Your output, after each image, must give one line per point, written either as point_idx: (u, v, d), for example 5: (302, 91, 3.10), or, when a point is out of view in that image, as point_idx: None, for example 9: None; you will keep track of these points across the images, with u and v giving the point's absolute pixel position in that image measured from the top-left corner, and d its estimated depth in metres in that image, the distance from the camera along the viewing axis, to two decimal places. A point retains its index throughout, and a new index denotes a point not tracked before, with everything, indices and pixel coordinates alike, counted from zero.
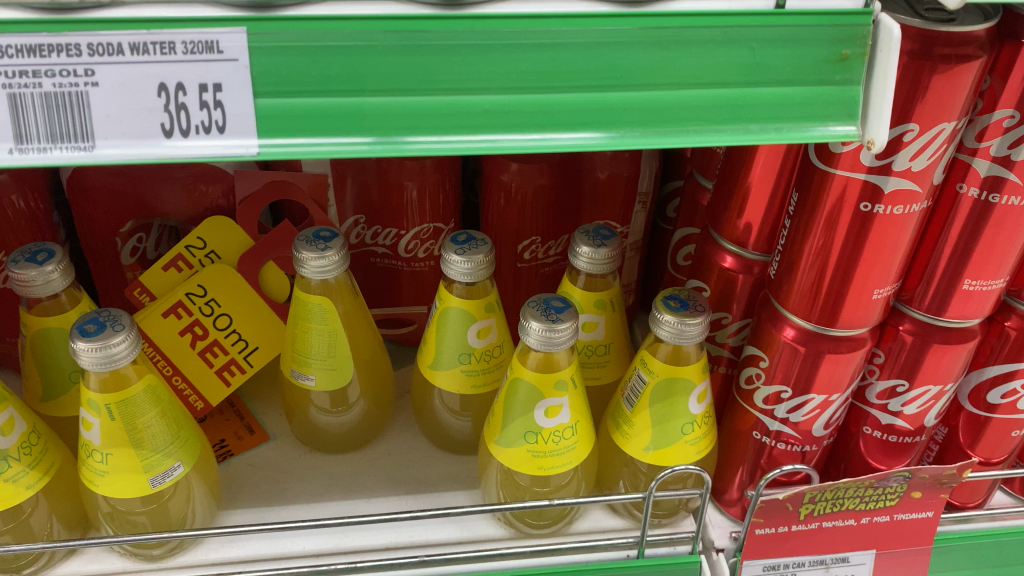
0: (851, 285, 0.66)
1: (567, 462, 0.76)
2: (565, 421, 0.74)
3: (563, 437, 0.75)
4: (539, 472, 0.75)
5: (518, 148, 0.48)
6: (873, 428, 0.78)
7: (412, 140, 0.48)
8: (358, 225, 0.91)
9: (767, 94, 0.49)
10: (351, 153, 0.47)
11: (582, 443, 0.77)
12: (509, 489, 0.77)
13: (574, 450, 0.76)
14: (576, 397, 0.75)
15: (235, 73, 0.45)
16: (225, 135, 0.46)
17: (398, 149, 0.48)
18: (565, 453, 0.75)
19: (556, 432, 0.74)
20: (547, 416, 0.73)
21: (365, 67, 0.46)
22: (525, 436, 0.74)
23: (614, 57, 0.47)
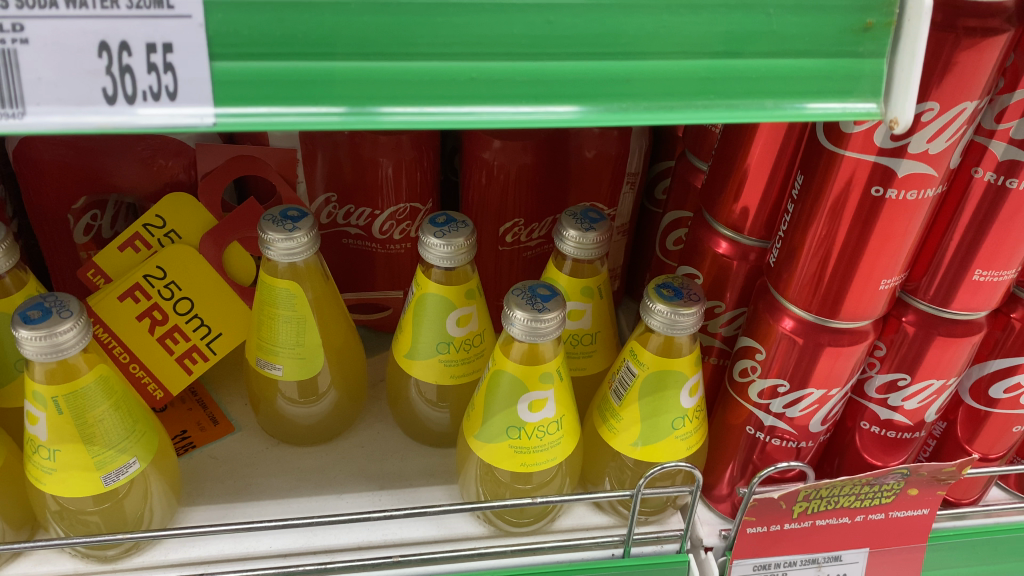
0: (855, 275, 0.62)
1: (551, 458, 0.71)
2: (550, 415, 0.70)
3: (548, 432, 0.70)
4: (521, 468, 0.71)
5: (501, 123, 0.43)
6: (871, 423, 0.75)
7: (388, 111, 0.43)
8: (329, 204, 0.85)
9: (783, 66, 0.45)
10: (320, 124, 0.42)
11: (568, 438, 0.72)
12: (488, 485, 0.73)
13: (559, 446, 0.71)
14: (561, 390, 0.71)
15: (188, 32, 0.39)
16: (177, 103, 0.41)
17: (374, 121, 0.43)
18: (549, 449, 0.71)
19: (540, 427, 0.70)
20: (531, 412, 0.69)
21: (336, 28, 0.41)
22: (506, 431, 0.70)
23: (616, 21, 0.43)
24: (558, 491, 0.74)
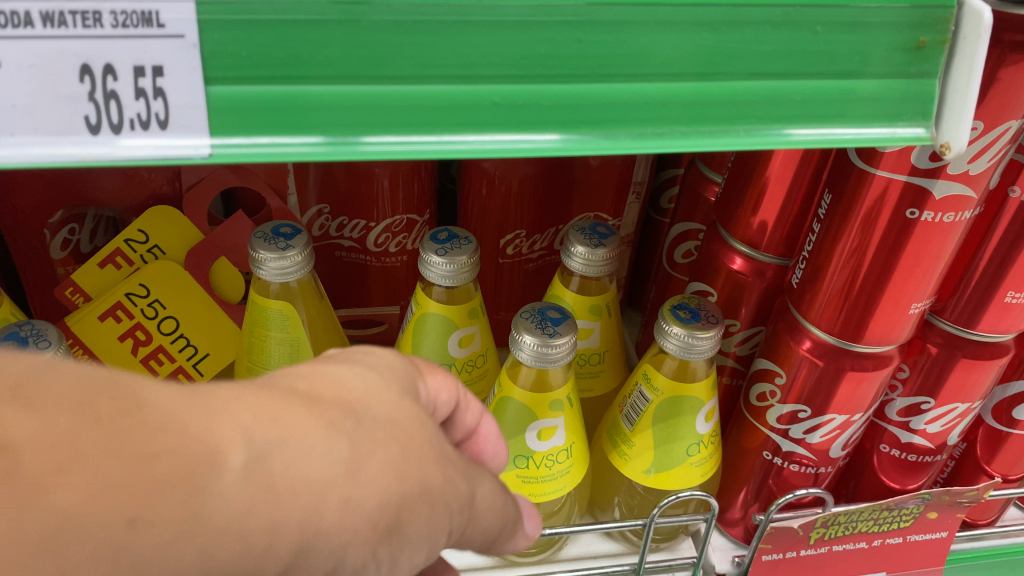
0: (883, 297, 0.59)
1: (560, 488, 0.68)
2: (560, 443, 0.66)
3: (557, 461, 0.67)
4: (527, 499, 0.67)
5: (494, 154, 0.39)
6: (891, 446, 0.72)
7: (367, 141, 0.38)
8: (321, 215, 0.81)
9: (828, 87, 0.41)
10: (306, 157, 0.38)
11: (577, 466, 0.69)
12: None
13: (567, 475, 0.68)
14: (572, 417, 0.67)
15: (181, 54, 0.35)
16: (168, 132, 0.36)
17: (351, 152, 0.38)
18: (558, 478, 0.67)
19: (548, 456, 0.66)
20: (540, 440, 0.66)
21: (346, 48, 0.37)
22: (514, 460, 0.66)
23: (652, 40, 0.39)
24: (567, 520, 0.71)
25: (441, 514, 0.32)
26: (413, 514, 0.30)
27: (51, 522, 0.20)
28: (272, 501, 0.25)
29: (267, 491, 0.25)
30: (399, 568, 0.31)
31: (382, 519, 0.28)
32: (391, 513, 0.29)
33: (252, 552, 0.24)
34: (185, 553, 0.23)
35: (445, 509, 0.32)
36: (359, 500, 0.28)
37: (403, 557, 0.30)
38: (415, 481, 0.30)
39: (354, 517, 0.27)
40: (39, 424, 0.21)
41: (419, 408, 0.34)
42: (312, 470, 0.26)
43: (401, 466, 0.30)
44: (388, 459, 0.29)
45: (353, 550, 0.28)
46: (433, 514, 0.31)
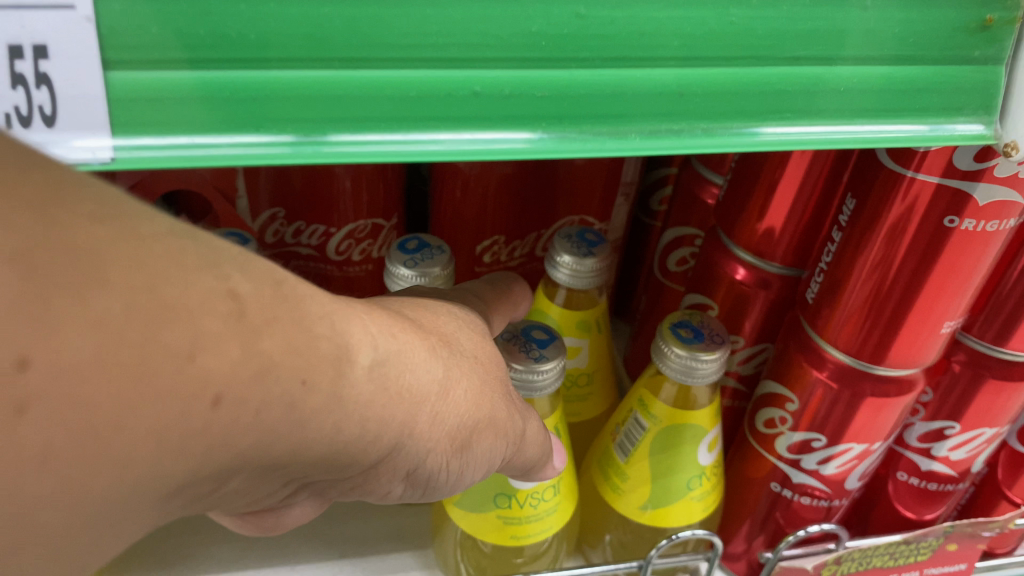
0: (909, 316, 0.52)
1: (545, 529, 0.61)
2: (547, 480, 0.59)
3: (544, 500, 0.59)
4: (510, 541, 0.60)
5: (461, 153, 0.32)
6: (909, 474, 0.65)
7: (333, 138, 0.31)
8: (275, 220, 0.72)
9: (875, 76, 0.34)
10: (263, 159, 0.30)
11: (565, 503, 0.62)
12: (470, 555, 0.62)
13: (553, 514, 0.61)
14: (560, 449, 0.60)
15: (69, 29, 0.27)
16: (55, 130, 0.28)
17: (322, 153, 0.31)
18: (542, 519, 0.60)
19: (531, 497, 0.59)
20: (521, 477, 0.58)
21: (286, 24, 0.29)
22: (495, 499, 0.59)
23: (667, 16, 0.31)
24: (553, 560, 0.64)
25: (494, 439, 0.40)
26: (478, 431, 0.38)
27: (261, 359, 0.26)
28: (391, 403, 0.32)
29: (386, 399, 0.31)
30: (461, 471, 0.39)
31: (454, 431, 0.36)
32: (464, 428, 0.37)
33: (366, 444, 0.31)
34: (319, 431, 0.29)
35: (497, 435, 0.40)
36: (444, 412, 0.35)
37: (465, 463, 0.39)
38: (486, 409, 0.38)
39: (439, 427, 0.35)
40: (253, 286, 0.26)
41: (486, 349, 0.40)
42: (416, 381, 0.33)
43: (480, 393, 0.38)
44: (470, 389, 0.37)
45: (434, 449, 0.36)
46: (491, 439, 0.39)
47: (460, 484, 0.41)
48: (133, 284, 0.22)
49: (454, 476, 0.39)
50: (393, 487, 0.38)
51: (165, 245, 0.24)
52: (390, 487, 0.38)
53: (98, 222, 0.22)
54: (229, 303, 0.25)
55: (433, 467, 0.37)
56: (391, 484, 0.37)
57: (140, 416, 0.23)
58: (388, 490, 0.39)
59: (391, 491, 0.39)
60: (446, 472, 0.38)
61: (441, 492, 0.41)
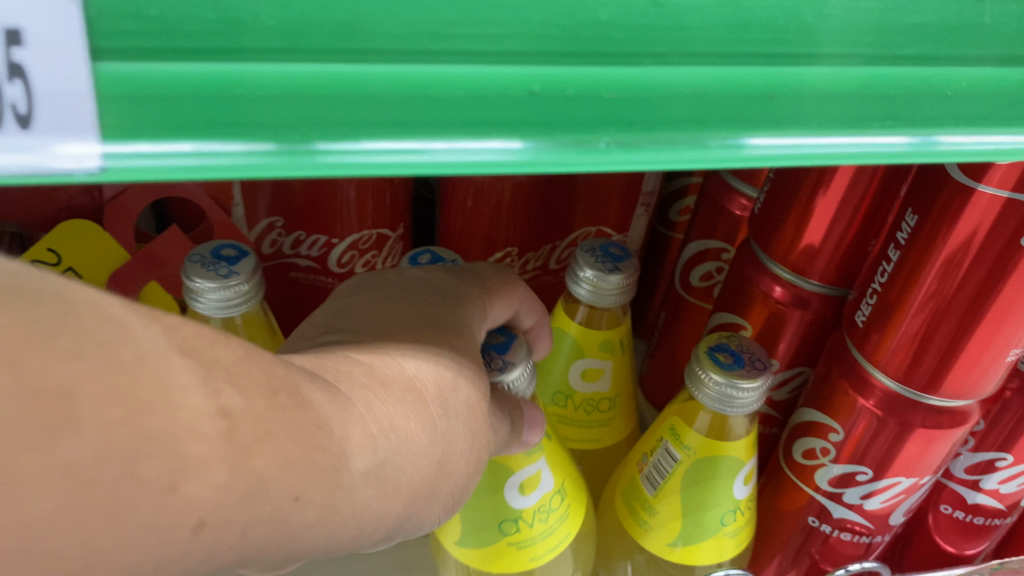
0: (971, 345, 0.48)
1: (559, 543, 0.57)
2: (548, 488, 0.55)
3: (551, 510, 0.55)
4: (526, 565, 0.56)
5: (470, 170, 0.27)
6: (954, 507, 0.61)
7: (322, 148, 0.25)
8: (273, 230, 0.67)
9: (985, 78, 0.29)
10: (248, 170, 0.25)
11: (573, 511, 0.58)
12: None
13: (562, 526, 0.56)
14: (552, 455, 0.56)
15: (46, 8, 0.22)
16: (33, 134, 0.23)
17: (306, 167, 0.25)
18: (554, 533, 0.56)
19: (534, 514, 0.54)
20: (521, 495, 0.53)
21: (308, 8, 0.23)
22: (501, 526, 0.54)
23: (757, 6, 0.26)
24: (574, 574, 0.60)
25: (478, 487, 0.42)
26: (470, 485, 0.40)
27: (249, 480, 0.27)
28: (399, 489, 0.34)
29: (394, 485, 0.34)
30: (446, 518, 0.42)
31: (446, 499, 0.38)
32: (460, 488, 0.39)
33: (372, 532, 0.34)
34: (323, 535, 0.30)
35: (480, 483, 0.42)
36: (444, 485, 0.37)
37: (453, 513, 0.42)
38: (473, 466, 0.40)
39: (438, 498, 0.37)
40: (242, 402, 0.27)
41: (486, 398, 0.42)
42: (412, 473, 0.34)
43: (477, 450, 0.40)
44: (464, 458, 0.38)
45: (430, 518, 0.38)
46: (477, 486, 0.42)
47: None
48: (110, 420, 0.23)
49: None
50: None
51: (147, 371, 0.25)
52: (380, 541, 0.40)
53: (73, 356, 0.23)
54: (217, 422, 0.26)
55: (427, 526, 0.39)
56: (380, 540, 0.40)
57: (112, 553, 0.23)
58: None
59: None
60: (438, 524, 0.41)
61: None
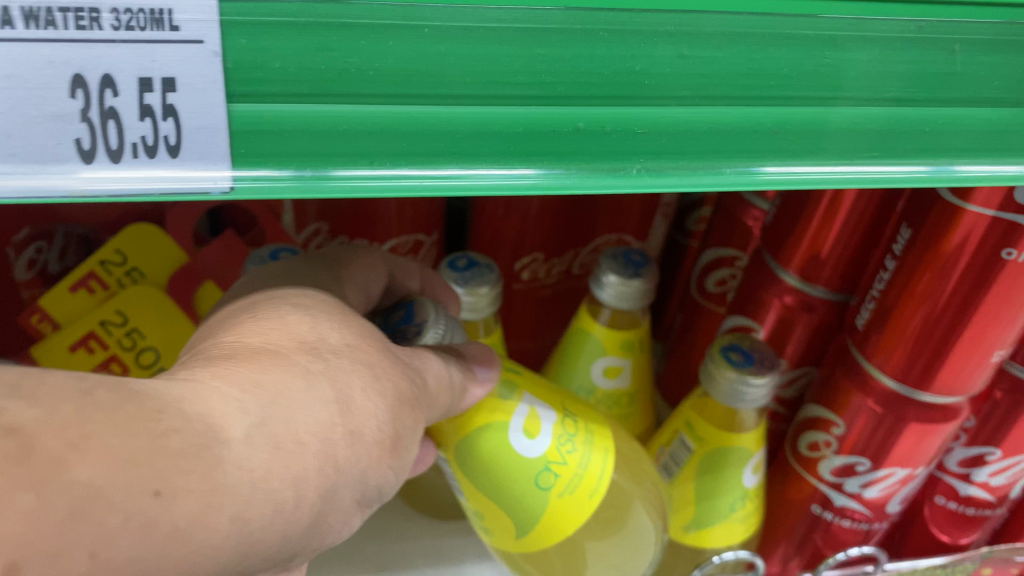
0: (958, 346, 0.53)
1: (605, 467, 0.55)
2: (556, 420, 0.54)
3: (574, 442, 0.54)
4: (593, 505, 0.55)
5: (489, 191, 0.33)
6: (947, 498, 0.66)
7: (336, 174, 0.31)
8: (319, 235, 0.73)
9: (955, 115, 0.35)
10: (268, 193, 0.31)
11: (601, 434, 0.56)
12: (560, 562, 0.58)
13: (594, 458, 0.54)
14: (538, 394, 0.56)
15: (197, 63, 0.28)
16: (178, 160, 0.29)
17: (321, 190, 0.31)
18: (593, 459, 0.54)
19: (554, 454, 0.53)
20: (527, 449, 0.53)
21: (403, 61, 0.29)
22: (541, 481, 0.54)
23: (764, 58, 0.32)
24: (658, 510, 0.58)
25: (411, 427, 0.40)
26: (400, 425, 0.38)
27: (79, 489, 0.25)
28: (292, 434, 0.32)
29: (287, 432, 0.32)
30: (400, 474, 0.39)
31: (381, 439, 0.37)
32: (386, 428, 0.37)
33: (297, 489, 0.32)
34: (228, 518, 0.29)
35: (413, 423, 0.40)
36: (360, 429, 0.35)
37: (401, 465, 0.39)
38: (396, 398, 0.38)
39: (361, 442, 0.35)
40: (42, 412, 0.26)
41: (380, 345, 0.40)
42: (307, 417, 0.33)
43: (386, 390, 0.38)
44: (373, 389, 0.37)
45: (369, 469, 0.36)
46: (410, 425, 0.39)
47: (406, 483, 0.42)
48: None
49: (391, 486, 0.39)
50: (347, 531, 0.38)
51: None
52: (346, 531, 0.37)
53: None
54: (9, 438, 0.25)
55: (373, 486, 0.37)
56: (345, 528, 0.37)
57: None
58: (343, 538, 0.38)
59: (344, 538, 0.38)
60: (388, 483, 0.38)
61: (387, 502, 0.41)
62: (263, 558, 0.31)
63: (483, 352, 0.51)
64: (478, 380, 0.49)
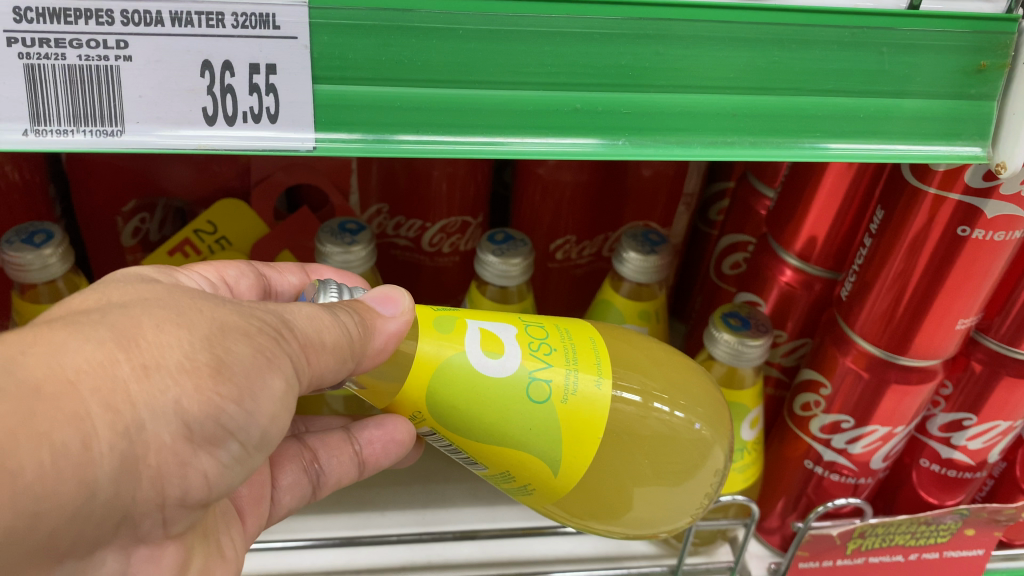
0: (928, 313, 0.60)
1: (598, 378, 0.53)
2: (517, 331, 0.54)
3: (547, 350, 0.53)
4: (599, 417, 0.52)
5: (544, 156, 0.42)
6: (931, 461, 0.73)
7: (407, 138, 0.41)
8: (380, 215, 0.84)
9: (887, 105, 0.43)
10: (342, 150, 0.41)
11: (579, 345, 0.54)
12: (612, 499, 0.56)
13: (578, 367, 0.53)
14: (500, 317, 0.55)
15: (293, 53, 0.38)
16: (276, 125, 0.40)
17: (392, 149, 0.41)
18: (575, 367, 0.53)
19: (536, 363, 0.52)
20: (500, 367, 0.52)
21: (443, 55, 0.39)
22: (535, 394, 0.52)
23: (725, 57, 0.41)
24: (718, 439, 0.57)
25: (256, 356, 0.42)
26: (223, 353, 0.41)
27: None
28: (61, 374, 0.36)
29: (55, 374, 0.35)
30: (252, 403, 0.42)
31: (196, 368, 0.39)
32: (200, 355, 0.40)
33: (82, 429, 0.35)
34: None
35: (260, 353, 0.42)
36: (156, 361, 0.38)
37: (248, 392, 0.42)
38: (214, 332, 0.41)
39: (159, 373, 0.38)
40: None
41: (198, 300, 0.43)
42: (73, 358, 0.36)
43: (192, 326, 0.41)
44: (172, 329, 0.40)
45: (183, 397, 0.39)
46: (252, 355, 0.42)
47: (276, 421, 0.45)
48: None
49: (244, 417, 0.42)
50: (205, 466, 0.42)
51: None
52: (199, 466, 0.42)
53: None
54: None
55: (205, 415, 0.40)
56: (194, 462, 0.41)
57: None
58: (207, 477, 0.43)
59: (206, 476, 0.42)
60: (232, 414, 0.41)
61: (257, 439, 0.44)
62: (73, 500, 0.36)
63: (385, 291, 0.52)
64: (388, 315, 0.50)
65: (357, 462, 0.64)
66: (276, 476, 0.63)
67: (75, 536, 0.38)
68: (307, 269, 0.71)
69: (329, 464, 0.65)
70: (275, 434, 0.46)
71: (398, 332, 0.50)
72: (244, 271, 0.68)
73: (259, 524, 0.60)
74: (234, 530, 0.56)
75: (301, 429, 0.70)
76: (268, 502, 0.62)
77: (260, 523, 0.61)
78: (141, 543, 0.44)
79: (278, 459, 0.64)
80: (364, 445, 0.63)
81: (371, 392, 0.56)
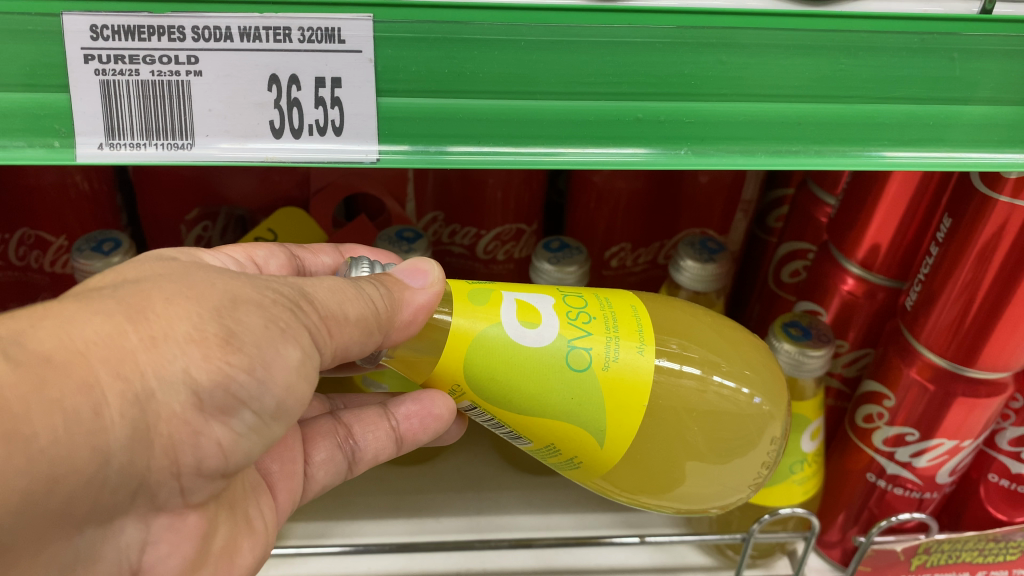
0: (998, 325, 0.59)
1: (640, 351, 0.52)
2: (554, 300, 0.54)
3: (586, 318, 0.53)
4: (641, 387, 0.52)
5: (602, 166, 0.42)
6: (1000, 476, 0.71)
7: (454, 150, 0.41)
8: (437, 222, 0.85)
9: (958, 112, 0.42)
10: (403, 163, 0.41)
11: (620, 311, 0.54)
12: (665, 480, 0.57)
13: (618, 335, 0.52)
14: (539, 288, 0.55)
15: (358, 66, 0.39)
16: (342, 138, 0.41)
17: (438, 161, 0.41)
18: (613, 338, 0.52)
19: (574, 332, 0.52)
20: (537, 337, 0.52)
21: (503, 68, 0.39)
22: (574, 360, 0.51)
23: (788, 65, 0.40)
24: (775, 414, 0.57)
25: (267, 327, 0.43)
26: (233, 323, 0.41)
27: None
28: (70, 345, 0.37)
29: (65, 345, 0.37)
30: (264, 372, 0.42)
31: (200, 335, 0.40)
32: (209, 325, 0.41)
33: (92, 397, 0.37)
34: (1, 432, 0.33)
35: (272, 324, 0.43)
36: (163, 332, 0.39)
37: (260, 361, 0.42)
38: (217, 300, 0.42)
39: (167, 342, 0.39)
40: None
41: (207, 274, 0.44)
42: (78, 327, 0.38)
43: (201, 297, 0.42)
44: (176, 300, 0.41)
45: (192, 365, 0.40)
46: (263, 326, 0.42)
47: (294, 392, 0.45)
48: None
49: (256, 386, 0.42)
50: (219, 436, 0.42)
51: None
52: (212, 435, 0.42)
53: None
54: None
55: (214, 385, 0.40)
56: (207, 431, 0.42)
57: None
58: (222, 446, 0.43)
59: (221, 445, 0.43)
60: (242, 383, 0.42)
61: (273, 408, 0.44)
62: (87, 465, 0.37)
63: (415, 262, 0.53)
64: (417, 287, 0.51)
65: (394, 438, 0.64)
66: (309, 453, 0.64)
67: (93, 503, 0.39)
68: (340, 248, 0.72)
69: (364, 439, 0.65)
70: (293, 406, 0.46)
71: (427, 303, 0.51)
72: (274, 253, 0.69)
73: (293, 499, 0.61)
74: (264, 503, 0.57)
75: (339, 406, 0.73)
76: (301, 477, 0.63)
77: (292, 499, 0.61)
78: (161, 513, 0.45)
79: (311, 435, 0.65)
80: (401, 421, 0.63)
81: (405, 365, 0.56)
